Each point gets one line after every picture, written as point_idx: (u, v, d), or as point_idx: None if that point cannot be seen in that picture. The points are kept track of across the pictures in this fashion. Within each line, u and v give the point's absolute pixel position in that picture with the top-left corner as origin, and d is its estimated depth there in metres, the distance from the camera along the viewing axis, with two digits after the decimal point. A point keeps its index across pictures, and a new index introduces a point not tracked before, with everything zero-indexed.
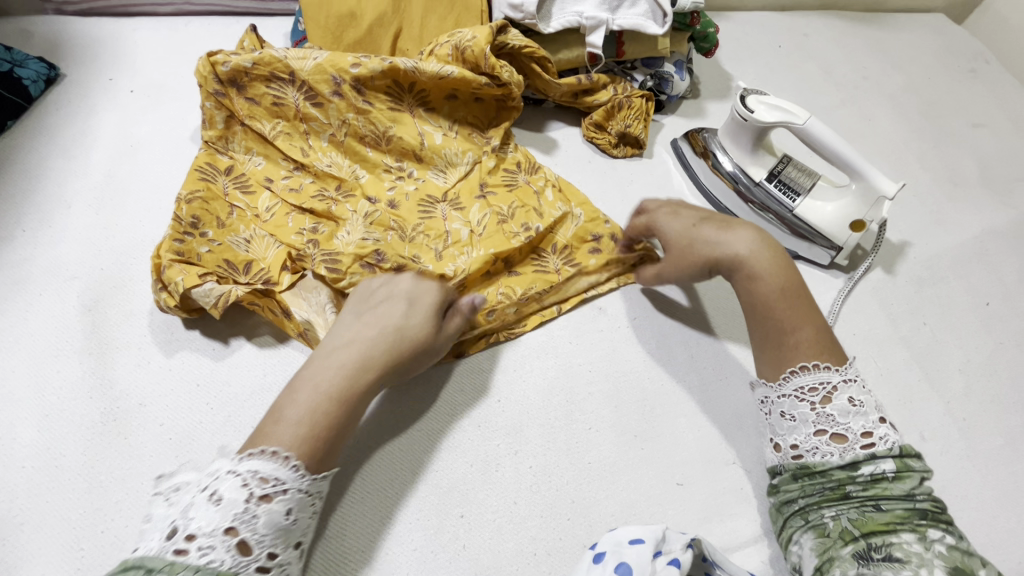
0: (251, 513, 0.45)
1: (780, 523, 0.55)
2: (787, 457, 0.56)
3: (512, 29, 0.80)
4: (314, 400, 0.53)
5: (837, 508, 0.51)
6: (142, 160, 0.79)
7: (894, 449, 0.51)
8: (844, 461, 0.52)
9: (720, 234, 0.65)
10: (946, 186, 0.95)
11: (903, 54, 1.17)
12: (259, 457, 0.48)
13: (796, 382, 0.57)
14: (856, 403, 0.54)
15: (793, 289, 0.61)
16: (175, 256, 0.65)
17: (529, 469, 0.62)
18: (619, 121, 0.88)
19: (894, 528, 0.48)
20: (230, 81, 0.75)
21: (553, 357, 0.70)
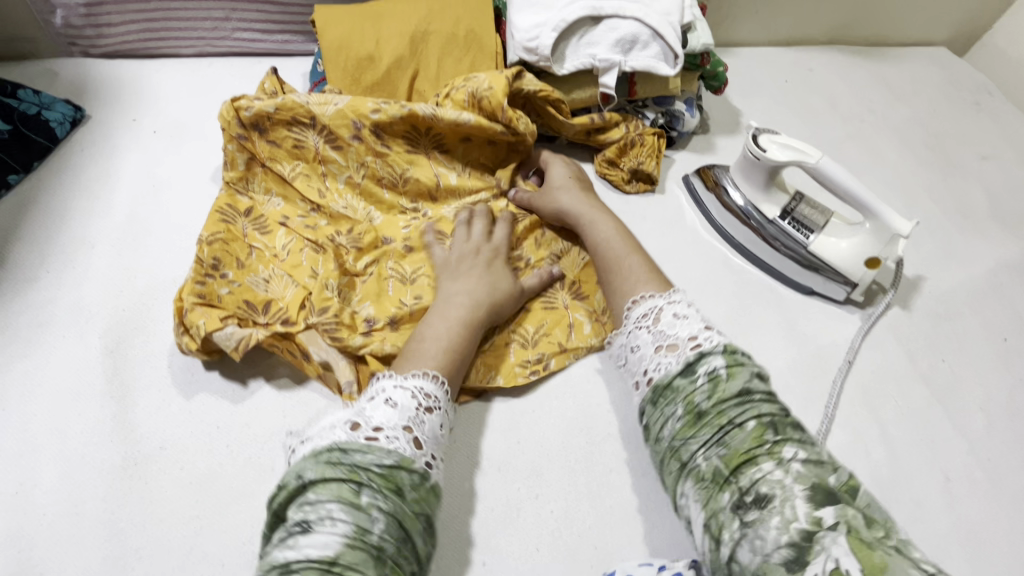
0: (419, 417, 0.56)
1: (662, 468, 0.57)
2: (644, 387, 0.61)
3: (526, 73, 0.82)
4: (447, 330, 0.65)
5: (706, 449, 0.53)
6: (163, 200, 0.80)
7: (719, 347, 0.58)
8: (681, 366, 0.59)
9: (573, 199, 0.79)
10: (957, 219, 0.96)
11: (908, 87, 1.19)
12: (422, 377, 0.59)
13: (636, 313, 0.67)
14: (680, 316, 0.63)
15: (623, 229, 0.77)
16: (197, 298, 0.66)
17: (550, 513, 0.61)
18: (632, 158, 0.90)
19: (754, 457, 0.51)
20: (252, 125, 0.77)
21: (571, 397, 0.70)
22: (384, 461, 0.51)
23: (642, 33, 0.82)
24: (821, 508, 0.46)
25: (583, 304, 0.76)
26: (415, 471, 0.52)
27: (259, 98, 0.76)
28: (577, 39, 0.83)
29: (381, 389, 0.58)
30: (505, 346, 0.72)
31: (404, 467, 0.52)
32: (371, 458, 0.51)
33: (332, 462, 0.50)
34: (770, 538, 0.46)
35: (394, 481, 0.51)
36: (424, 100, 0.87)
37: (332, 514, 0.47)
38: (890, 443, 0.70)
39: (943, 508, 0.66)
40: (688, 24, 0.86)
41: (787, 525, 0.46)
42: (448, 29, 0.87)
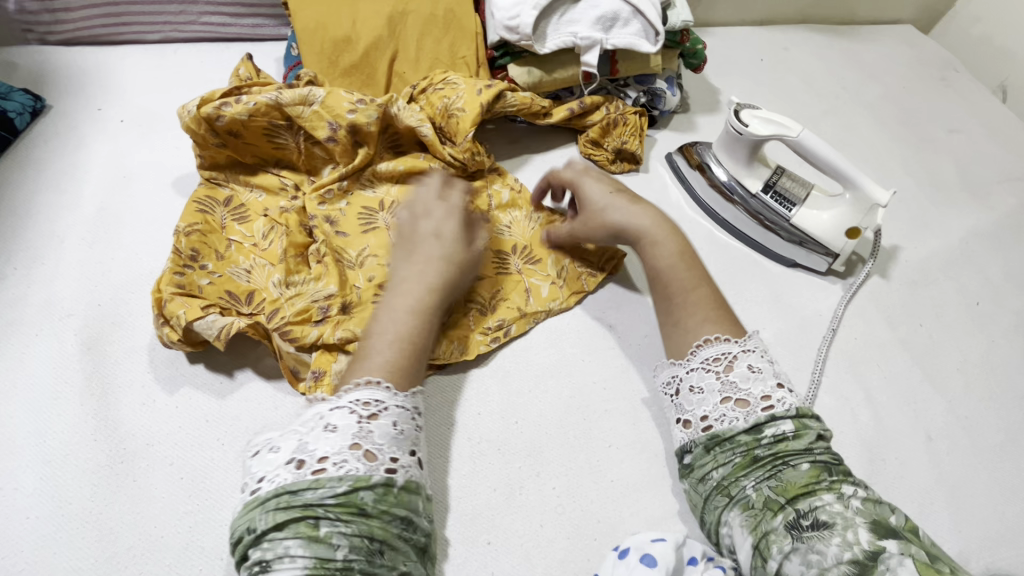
0: (367, 429, 0.53)
1: (702, 505, 0.58)
2: (697, 431, 0.60)
3: (508, 92, 0.82)
4: (402, 320, 0.62)
5: (757, 479, 0.54)
6: (136, 191, 0.77)
7: (790, 410, 0.57)
8: (748, 425, 0.57)
9: (626, 213, 0.72)
10: (930, 191, 0.99)
11: (879, 64, 1.21)
12: (357, 389, 0.56)
13: (705, 354, 0.63)
14: (756, 368, 0.61)
15: (685, 251, 0.70)
16: (176, 289, 0.64)
17: (552, 490, 0.61)
18: (615, 138, 0.90)
19: (813, 490, 0.52)
20: (225, 131, 0.73)
21: (566, 376, 0.70)
22: (338, 490, 0.49)
23: (623, 10, 0.82)
24: (884, 538, 0.47)
25: (537, 270, 0.76)
26: (375, 487, 0.51)
27: (226, 103, 0.71)
28: (557, 18, 0.82)
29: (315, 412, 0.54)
30: (461, 318, 0.71)
31: (359, 488, 0.50)
32: (322, 493, 0.49)
33: (283, 507, 0.49)
34: (830, 555, 0.47)
35: (354, 505, 0.49)
36: (404, 83, 0.85)
37: (290, 552, 0.47)
38: (875, 407, 0.72)
39: (928, 465, 0.68)
40: (667, 1, 0.86)
41: (850, 546, 0.47)
42: (426, 10, 0.85)
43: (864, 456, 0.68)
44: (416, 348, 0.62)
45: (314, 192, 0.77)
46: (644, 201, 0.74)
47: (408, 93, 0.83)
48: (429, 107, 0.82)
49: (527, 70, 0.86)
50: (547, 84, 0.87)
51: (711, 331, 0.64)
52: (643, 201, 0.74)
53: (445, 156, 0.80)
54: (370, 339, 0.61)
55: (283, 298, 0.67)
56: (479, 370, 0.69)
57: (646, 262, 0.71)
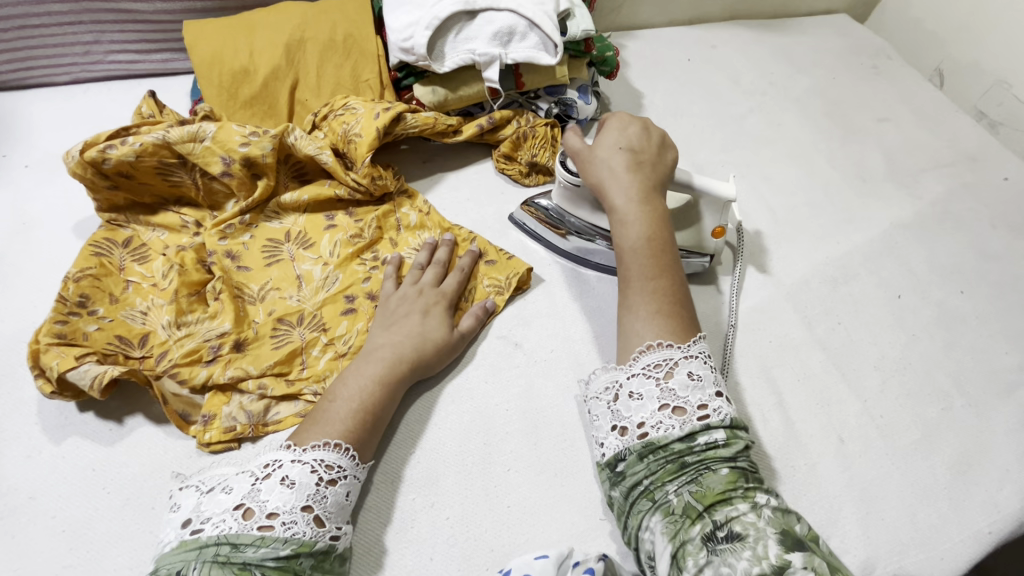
0: (322, 492, 0.54)
1: (627, 509, 0.56)
2: (634, 438, 0.57)
3: (408, 113, 0.81)
4: (366, 386, 0.62)
5: (679, 484, 0.54)
6: (35, 237, 0.77)
7: (726, 420, 0.56)
8: (682, 433, 0.55)
9: (611, 183, 0.71)
10: (855, 184, 0.97)
11: (809, 57, 1.20)
12: (324, 448, 0.56)
13: (644, 361, 0.61)
14: (696, 377, 0.59)
15: (654, 240, 0.68)
16: (55, 339, 0.63)
17: (445, 520, 0.61)
18: (527, 151, 0.89)
19: (730, 498, 0.52)
20: (114, 173, 0.73)
21: (467, 401, 0.69)
22: (281, 553, 0.50)
23: (518, 25, 0.81)
24: (791, 551, 0.47)
25: None
26: (315, 554, 0.52)
27: (111, 146, 0.71)
28: (453, 36, 0.81)
29: (278, 463, 0.55)
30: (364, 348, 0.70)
31: (301, 553, 0.51)
32: (263, 552, 0.50)
33: (221, 562, 0.49)
34: (739, 568, 0.47)
35: (292, 569, 0.51)
36: (307, 110, 0.85)
37: None
38: (786, 412, 0.71)
39: (838, 470, 0.67)
40: (566, 12, 0.85)
41: (759, 561, 0.47)
42: (325, 35, 0.85)
43: (773, 464, 0.66)
44: (377, 416, 0.61)
45: (213, 228, 0.76)
46: (644, 161, 0.72)
47: (311, 121, 0.83)
48: (331, 134, 0.81)
49: (430, 90, 0.85)
50: (453, 103, 0.86)
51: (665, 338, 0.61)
52: (644, 161, 0.72)
53: (350, 182, 0.79)
54: (330, 399, 0.61)
55: (173, 339, 0.67)
56: None
57: (614, 240, 0.70)
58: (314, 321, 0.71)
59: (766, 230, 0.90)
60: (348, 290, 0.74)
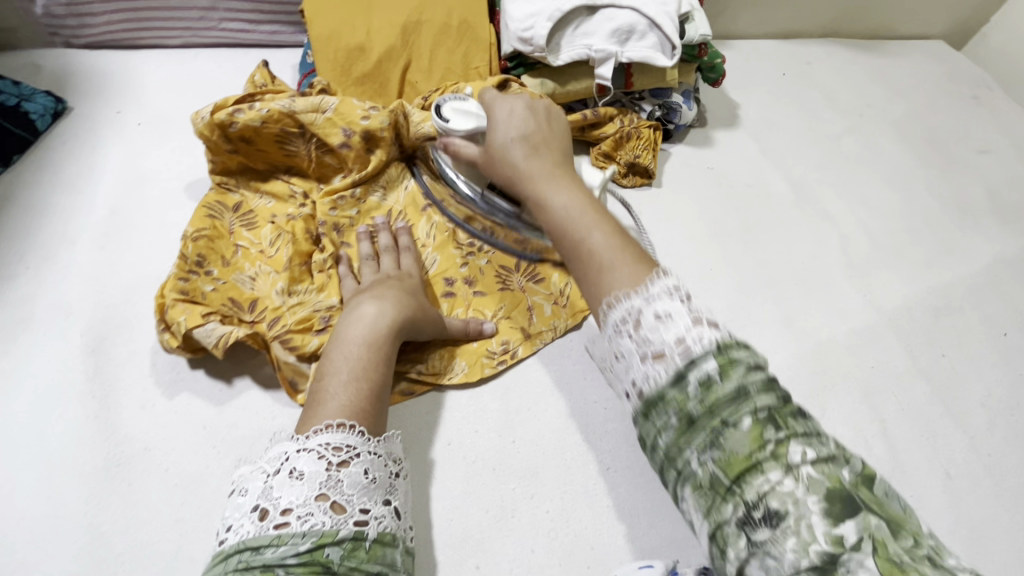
0: (334, 477, 0.49)
1: (665, 474, 0.42)
2: (634, 400, 0.45)
3: (520, 103, 0.81)
4: (356, 355, 0.59)
5: (698, 450, 0.39)
6: (149, 194, 0.78)
7: (713, 347, 0.41)
8: (671, 379, 0.42)
9: (546, 181, 0.60)
10: (956, 215, 0.95)
11: (906, 81, 1.17)
12: (327, 431, 0.51)
13: (612, 317, 0.47)
14: (661, 314, 0.44)
15: (580, 204, 0.57)
16: (179, 295, 0.65)
17: (546, 513, 0.60)
18: (627, 152, 0.88)
19: (758, 463, 0.37)
20: (237, 138, 0.74)
21: (566, 395, 0.68)
22: (301, 548, 0.45)
23: (639, 24, 0.80)
24: (841, 522, 0.35)
25: (540, 288, 0.75)
26: (343, 542, 0.47)
27: (239, 110, 0.72)
28: (572, 30, 0.81)
29: (284, 456, 0.50)
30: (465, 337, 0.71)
31: (325, 544, 0.46)
32: (283, 551, 0.45)
33: (241, 567, 0.44)
34: (786, 561, 0.35)
35: (319, 563, 0.45)
36: (417, 92, 0.86)
37: None
38: (890, 440, 0.69)
39: (945, 505, 0.65)
40: (686, 15, 0.84)
41: (805, 548, 0.35)
42: (441, 19, 0.85)
43: None
44: (376, 391, 0.58)
45: (324, 198, 0.76)
46: (547, 147, 0.64)
47: (420, 103, 0.83)
48: None
49: (540, 82, 0.85)
50: (560, 97, 0.86)
51: (616, 291, 0.48)
52: (547, 147, 0.64)
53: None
54: (324, 379, 0.58)
55: (285, 306, 0.68)
56: (478, 388, 0.68)
57: (546, 207, 0.58)
58: None
59: (864, 252, 0.88)
60: (445, 274, 0.75)
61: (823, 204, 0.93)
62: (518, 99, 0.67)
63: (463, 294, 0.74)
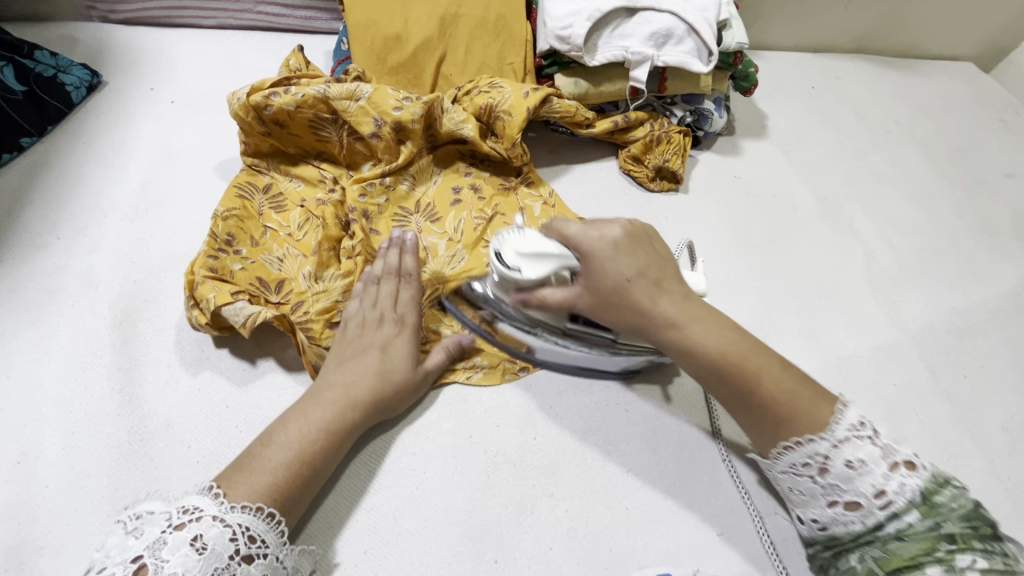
0: (230, 570, 0.45)
1: (830, 561, 0.54)
2: (813, 528, 0.55)
3: (554, 97, 0.82)
4: (307, 433, 0.54)
5: (859, 552, 0.51)
6: (180, 171, 0.79)
7: (914, 499, 0.49)
8: (864, 527, 0.50)
9: (651, 301, 0.55)
10: (982, 237, 0.94)
11: (934, 101, 1.17)
12: (251, 513, 0.48)
13: (788, 459, 0.53)
14: (855, 464, 0.50)
15: (732, 353, 0.54)
16: (209, 272, 0.65)
17: (565, 512, 0.60)
18: (657, 155, 0.88)
19: (919, 563, 0.47)
20: (272, 121, 0.74)
21: (588, 395, 0.68)
22: None
23: (677, 28, 0.80)
24: None
25: None
26: None
27: (276, 93, 0.73)
28: (610, 31, 0.81)
29: (198, 514, 0.47)
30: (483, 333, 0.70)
31: None
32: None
33: None
34: None
35: None
36: (450, 85, 0.86)
37: None
38: None
39: None
40: (724, 22, 0.84)
41: None
42: (478, 13, 0.85)
43: None
44: (312, 477, 0.53)
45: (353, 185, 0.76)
46: (668, 282, 0.57)
47: (453, 95, 0.83)
48: (473, 108, 0.82)
49: (573, 82, 0.85)
50: (593, 97, 0.86)
51: (797, 432, 0.52)
52: (667, 281, 0.57)
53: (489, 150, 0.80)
54: (265, 446, 0.53)
55: (312, 291, 0.68)
56: (501, 382, 0.68)
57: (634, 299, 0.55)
58: (436, 296, 0.72)
59: (889, 270, 0.87)
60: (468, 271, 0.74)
61: (849, 219, 0.93)
62: (614, 227, 0.57)
63: None
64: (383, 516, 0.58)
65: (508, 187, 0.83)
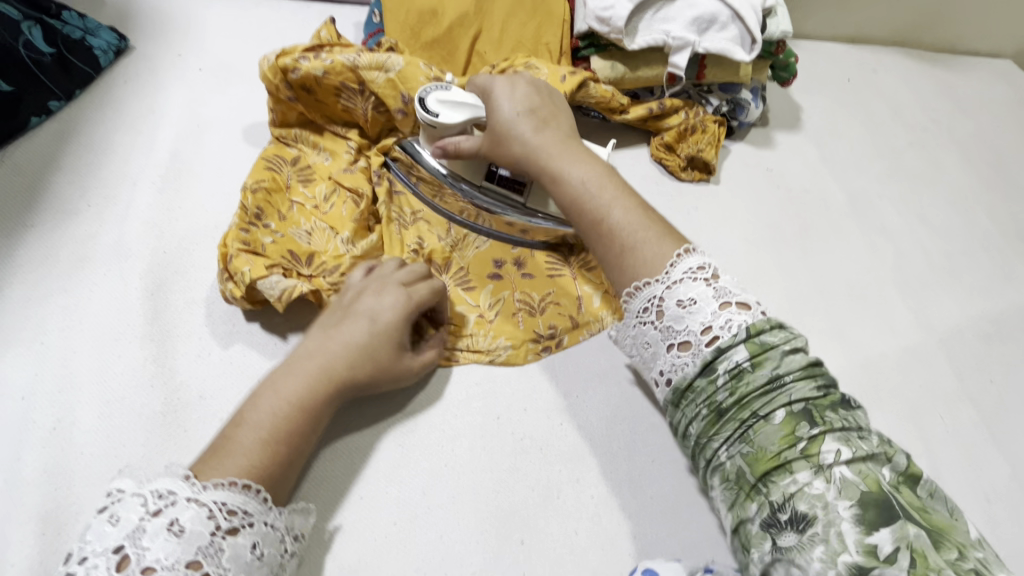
0: (217, 545, 0.45)
1: (694, 460, 0.53)
2: (663, 389, 0.54)
3: (591, 81, 0.80)
4: (280, 411, 0.54)
5: (730, 446, 0.48)
6: (208, 141, 0.78)
7: (739, 334, 0.50)
8: (698, 368, 0.51)
9: (535, 131, 0.66)
10: (1014, 241, 0.93)
11: (973, 99, 1.14)
12: (226, 489, 0.47)
13: (634, 305, 0.56)
14: (686, 303, 0.52)
15: (603, 180, 0.62)
16: (242, 246, 0.65)
17: (591, 498, 0.61)
18: (690, 145, 0.87)
19: (786, 462, 0.45)
20: (300, 87, 0.73)
21: (615, 384, 0.68)
22: None
23: (721, 14, 0.78)
24: (875, 532, 0.40)
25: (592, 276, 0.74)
26: None
27: (305, 57, 0.72)
28: (651, 14, 0.80)
29: (170, 500, 0.45)
30: (509, 318, 0.70)
31: None
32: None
33: None
34: (812, 568, 0.41)
35: None
36: (483, 63, 0.84)
37: None
38: (933, 461, 0.69)
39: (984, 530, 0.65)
40: (769, 9, 0.82)
41: (834, 556, 0.41)
42: None
43: None
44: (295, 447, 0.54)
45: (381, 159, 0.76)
46: (555, 122, 0.68)
47: (486, 72, 0.81)
48: None
49: (610, 65, 0.83)
50: (629, 82, 0.84)
51: (642, 276, 0.56)
52: (554, 121, 0.68)
53: None
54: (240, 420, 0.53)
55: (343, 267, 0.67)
56: (529, 367, 0.68)
57: (564, 172, 0.63)
58: (460, 276, 0.72)
59: (918, 271, 0.86)
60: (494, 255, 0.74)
61: (879, 217, 0.92)
62: (518, 76, 0.69)
63: (511, 276, 0.73)
64: (412, 490, 0.59)
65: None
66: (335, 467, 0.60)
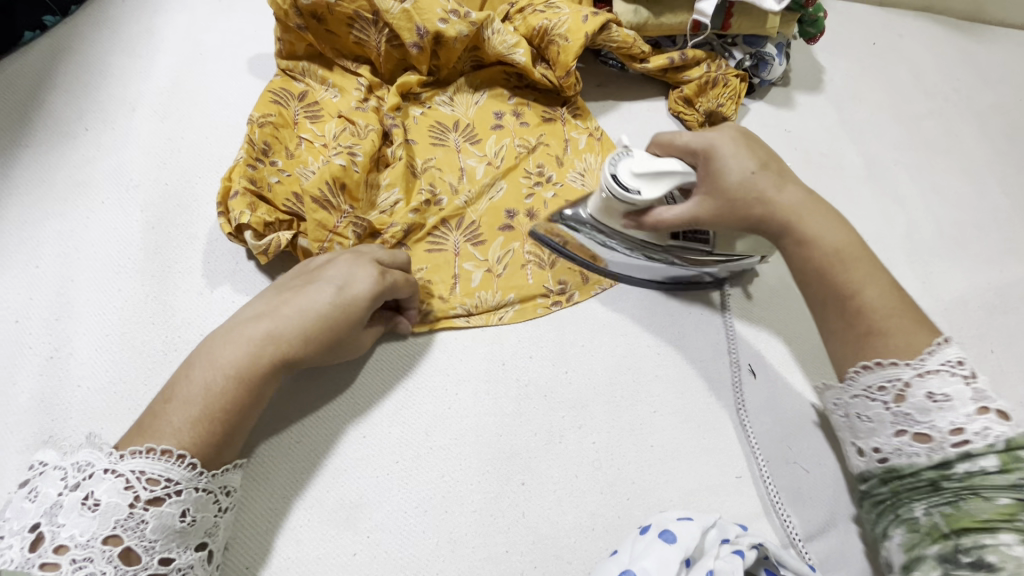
0: (137, 518, 0.41)
1: (869, 510, 0.53)
2: (873, 461, 0.52)
3: (613, 24, 0.77)
4: (221, 377, 0.48)
5: (928, 502, 0.47)
6: (211, 70, 0.74)
7: (997, 445, 0.45)
8: (931, 463, 0.47)
9: (777, 190, 0.57)
10: None
11: (1001, 70, 1.10)
12: (145, 456, 0.43)
13: (865, 381, 0.52)
14: (940, 398, 0.47)
15: (849, 245, 0.55)
16: (247, 182, 0.63)
17: (592, 444, 0.61)
18: (710, 100, 0.85)
19: (992, 527, 0.44)
20: (310, 13, 0.70)
21: (621, 336, 0.67)
22: None
23: None
24: None
25: None
26: None
27: None
28: None
29: (87, 471, 0.42)
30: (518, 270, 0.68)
31: None
32: None
33: None
34: None
35: None
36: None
37: None
38: None
39: None
40: None
41: None
42: None
43: None
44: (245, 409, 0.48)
45: (392, 96, 0.73)
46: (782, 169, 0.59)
47: (505, 11, 0.78)
48: (525, 28, 0.77)
49: (633, 9, 0.81)
50: (651, 29, 0.82)
51: (887, 355, 0.51)
52: (779, 167, 0.59)
53: (539, 77, 0.76)
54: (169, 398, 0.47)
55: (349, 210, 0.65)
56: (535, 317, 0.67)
57: (783, 199, 0.57)
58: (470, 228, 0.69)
59: (929, 241, 0.86)
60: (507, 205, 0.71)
61: (894, 185, 0.90)
62: (728, 129, 0.59)
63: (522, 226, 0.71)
64: (415, 431, 0.59)
65: (553, 118, 0.79)
66: (337, 405, 0.60)
